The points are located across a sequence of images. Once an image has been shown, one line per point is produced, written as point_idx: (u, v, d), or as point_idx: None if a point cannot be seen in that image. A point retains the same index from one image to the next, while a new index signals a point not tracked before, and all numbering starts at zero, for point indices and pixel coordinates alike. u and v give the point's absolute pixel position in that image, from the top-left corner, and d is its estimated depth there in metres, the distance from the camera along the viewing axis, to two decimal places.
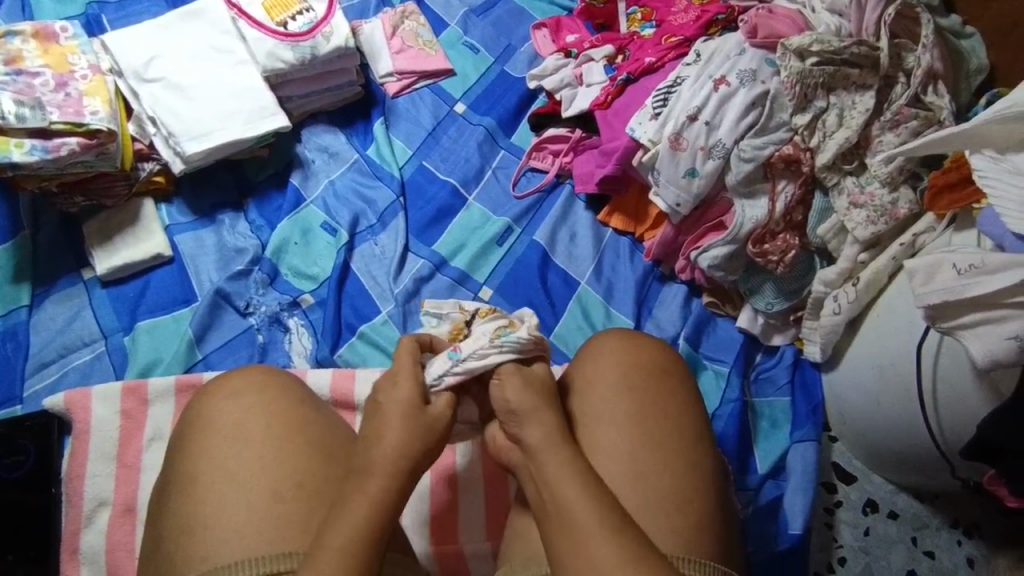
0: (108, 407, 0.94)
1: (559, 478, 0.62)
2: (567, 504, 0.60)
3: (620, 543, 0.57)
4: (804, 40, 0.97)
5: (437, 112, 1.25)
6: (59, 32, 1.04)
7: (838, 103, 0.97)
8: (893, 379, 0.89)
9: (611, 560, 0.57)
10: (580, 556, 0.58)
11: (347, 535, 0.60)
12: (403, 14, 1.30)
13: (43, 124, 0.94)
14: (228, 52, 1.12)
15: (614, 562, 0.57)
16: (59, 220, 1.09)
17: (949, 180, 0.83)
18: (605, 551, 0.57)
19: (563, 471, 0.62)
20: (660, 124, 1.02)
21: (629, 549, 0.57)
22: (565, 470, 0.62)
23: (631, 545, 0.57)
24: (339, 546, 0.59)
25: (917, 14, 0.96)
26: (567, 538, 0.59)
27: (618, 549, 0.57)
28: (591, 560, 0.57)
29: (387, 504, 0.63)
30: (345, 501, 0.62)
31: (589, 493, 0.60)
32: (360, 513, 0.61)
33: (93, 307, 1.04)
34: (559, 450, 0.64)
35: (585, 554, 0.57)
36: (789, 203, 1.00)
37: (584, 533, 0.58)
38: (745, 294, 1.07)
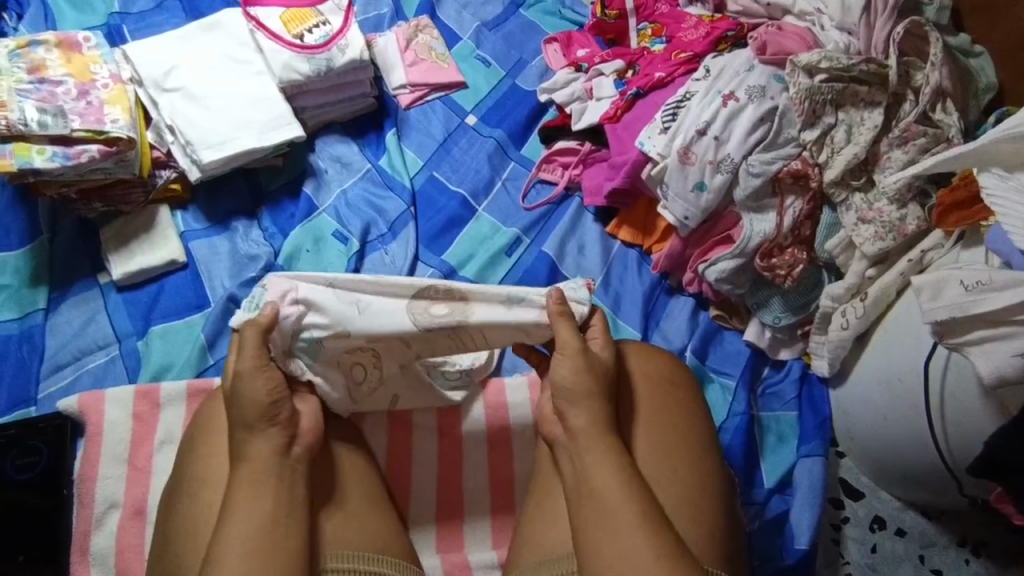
0: (120, 410, 0.95)
1: (602, 469, 0.65)
2: (603, 496, 0.63)
3: (655, 538, 0.60)
4: (813, 57, 0.98)
5: (448, 123, 1.27)
6: (82, 42, 1.06)
7: (846, 119, 0.98)
8: (901, 395, 0.89)
9: (646, 550, 0.59)
10: (618, 543, 0.60)
11: (247, 517, 0.65)
12: (416, 27, 1.32)
13: (65, 132, 0.96)
14: (246, 63, 1.14)
15: (650, 554, 0.59)
16: (78, 225, 1.11)
17: (957, 198, 0.83)
18: (641, 542, 0.60)
19: (604, 461, 0.65)
20: (669, 138, 1.04)
21: (663, 544, 0.60)
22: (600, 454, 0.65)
23: (667, 541, 0.60)
24: (239, 527, 0.64)
25: (926, 32, 0.97)
26: (605, 526, 0.61)
27: (653, 542, 0.59)
28: (627, 549, 0.60)
29: (272, 471, 0.68)
30: (262, 479, 0.67)
31: (628, 485, 0.63)
32: (253, 482, 0.67)
33: (108, 311, 1.06)
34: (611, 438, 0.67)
35: (619, 543, 0.60)
36: (798, 218, 1.00)
37: (621, 523, 0.61)
38: (752, 307, 1.07)
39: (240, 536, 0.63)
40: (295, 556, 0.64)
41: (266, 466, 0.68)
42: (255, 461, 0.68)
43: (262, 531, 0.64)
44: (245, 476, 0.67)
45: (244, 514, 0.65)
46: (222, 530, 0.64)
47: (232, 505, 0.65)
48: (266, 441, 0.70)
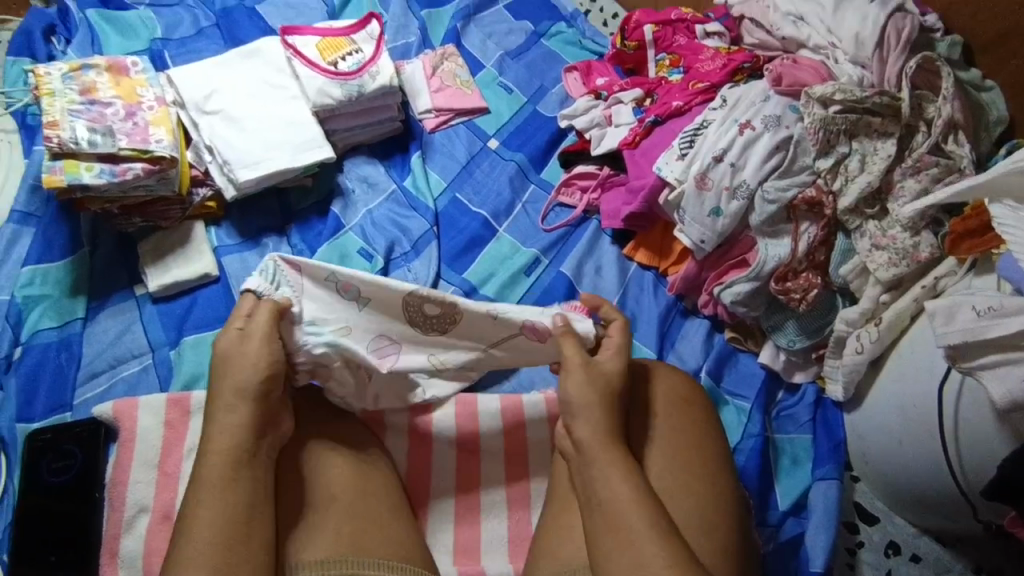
0: (152, 417, 0.98)
1: (611, 479, 0.66)
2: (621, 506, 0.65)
3: (667, 547, 0.61)
4: (827, 89, 1.01)
5: (471, 147, 1.31)
6: (130, 67, 1.13)
7: (860, 149, 1.01)
8: (915, 419, 0.90)
9: (659, 561, 0.61)
10: (630, 553, 0.62)
11: (216, 506, 0.67)
12: (442, 56, 1.38)
13: (112, 150, 1.02)
14: (282, 88, 1.20)
15: (664, 563, 0.61)
16: (117, 239, 1.16)
17: (969, 227, 0.85)
18: (653, 551, 0.61)
19: (612, 470, 0.67)
20: (686, 164, 1.07)
21: (676, 553, 0.61)
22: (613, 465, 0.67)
23: (678, 550, 0.62)
24: (209, 515, 0.67)
25: (938, 67, 1.00)
26: (616, 538, 0.63)
27: (665, 551, 0.61)
28: (639, 559, 0.61)
29: (245, 460, 0.71)
30: (233, 469, 0.70)
31: (636, 495, 0.65)
32: (224, 467, 0.70)
33: (143, 322, 1.10)
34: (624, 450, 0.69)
35: (637, 553, 0.62)
36: (812, 244, 1.03)
37: (633, 533, 0.63)
38: (767, 330, 1.09)
39: (207, 524, 0.66)
40: (259, 548, 0.67)
41: (237, 456, 0.71)
42: (226, 451, 0.70)
43: (227, 521, 0.67)
44: (216, 464, 0.70)
45: (213, 502, 0.68)
46: (195, 512, 0.67)
47: (206, 489, 0.68)
48: (247, 429, 0.72)
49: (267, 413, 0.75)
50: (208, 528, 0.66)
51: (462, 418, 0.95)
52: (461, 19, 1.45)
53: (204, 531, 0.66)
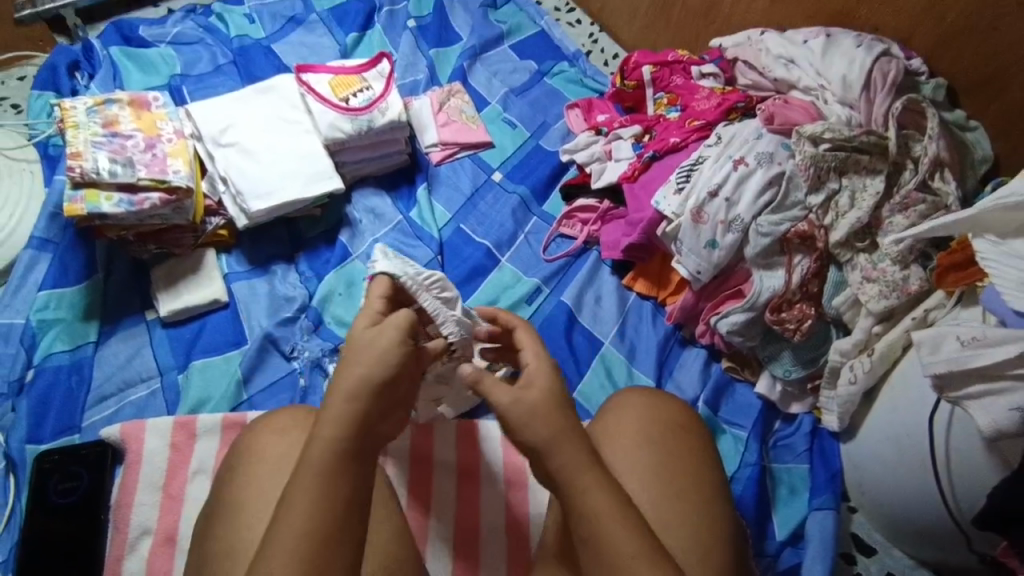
0: (158, 439, 1.00)
1: (595, 508, 0.62)
2: None
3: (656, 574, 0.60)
4: (817, 128, 1.05)
5: (475, 180, 1.36)
6: (151, 102, 1.18)
7: (850, 185, 1.05)
8: (909, 449, 0.91)
9: None
10: None
11: (304, 507, 0.59)
12: (449, 93, 1.43)
13: (132, 181, 1.06)
14: (295, 123, 1.25)
15: None
16: (131, 266, 1.20)
17: (955, 260, 0.88)
18: None
19: (593, 496, 0.63)
20: (683, 199, 1.11)
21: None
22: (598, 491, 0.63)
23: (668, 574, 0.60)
24: (306, 506, 0.59)
25: (923, 108, 1.04)
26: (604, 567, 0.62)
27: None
28: None
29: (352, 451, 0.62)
30: (338, 471, 0.61)
31: (621, 523, 0.62)
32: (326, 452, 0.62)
33: (152, 346, 1.13)
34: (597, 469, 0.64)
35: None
36: (805, 275, 1.05)
37: (622, 563, 0.61)
38: (764, 360, 1.11)
39: (304, 514, 0.59)
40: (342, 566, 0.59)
41: (345, 454, 0.62)
42: (322, 443, 0.62)
43: (318, 527, 0.59)
44: (317, 458, 0.61)
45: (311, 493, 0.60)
46: (294, 498, 0.60)
47: (308, 476, 0.61)
48: (362, 426, 0.64)
49: (384, 411, 0.66)
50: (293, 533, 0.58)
51: (462, 441, 0.99)
52: (467, 57, 1.51)
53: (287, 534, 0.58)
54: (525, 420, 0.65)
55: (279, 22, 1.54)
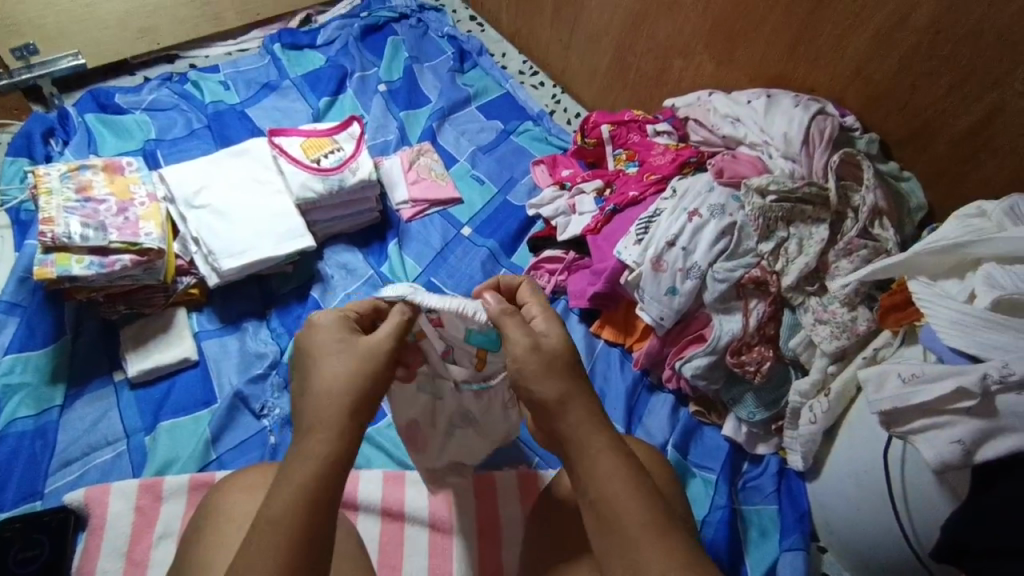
0: (124, 503, 0.99)
1: (608, 472, 0.60)
2: None
3: (668, 546, 0.55)
4: (762, 181, 1.13)
5: (445, 234, 1.40)
6: (125, 166, 1.21)
7: (798, 233, 1.11)
8: (868, 485, 0.93)
9: (658, 562, 0.54)
10: (628, 558, 0.56)
11: (278, 526, 0.56)
12: (418, 152, 1.50)
13: (103, 243, 1.08)
14: (267, 183, 1.28)
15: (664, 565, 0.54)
16: (100, 327, 1.20)
17: (894, 301, 0.94)
18: (651, 553, 0.55)
19: (603, 459, 0.61)
20: (642, 248, 1.16)
21: (679, 550, 0.55)
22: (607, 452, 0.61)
23: (681, 548, 0.56)
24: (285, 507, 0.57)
25: (858, 160, 1.12)
26: (615, 538, 0.57)
27: (666, 549, 0.55)
28: (639, 561, 0.55)
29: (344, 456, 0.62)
30: (318, 491, 0.59)
31: (633, 488, 0.59)
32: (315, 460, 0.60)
33: (119, 408, 1.12)
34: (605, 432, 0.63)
35: (634, 554, 0.55)
36: (761, 319, 1.10)
37: (631, 532, 0.56)
38: (728, 403, 1.15)
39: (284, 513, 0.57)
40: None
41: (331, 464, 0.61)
42: (300, 463, 0.60)
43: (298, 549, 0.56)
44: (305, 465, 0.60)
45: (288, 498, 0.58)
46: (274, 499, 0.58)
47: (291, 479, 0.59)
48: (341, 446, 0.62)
49: (361, 429, 0.65)
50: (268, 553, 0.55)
51: (433, 494, 1.02)
52: (436, 118, 1.58)
53: (260, 554, 0.55)
54: (540, 371, 0.65)
55: (253, 89, 1.60)
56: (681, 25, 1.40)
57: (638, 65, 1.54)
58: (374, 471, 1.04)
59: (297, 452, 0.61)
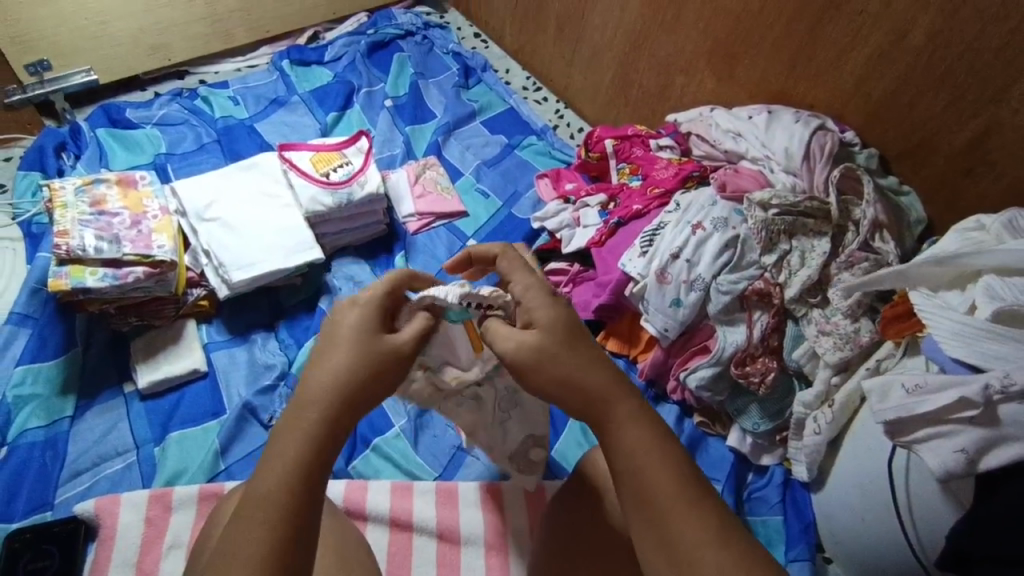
0: (134, 514, 0.99)
1: (637, 447, 0.63)
2: None
3: (698, 516, 0.59)
4: (765, 195, 1.15)
5: (451, 247, 1.42)
6: (138, 180, 1.23)
7: (799, 246, 1.13)
8: (873, 495, 0.94)
9: (689, 530, 0.58)
10: (659, 528, 0.59)
11: (270, 500, 0.56)
12: (424, 165, 1.52)
13: (117, 256, 1.10)
14: (276, 197, 1.29)
15: (694, 533, 0.58)
16: (111, 338, 1.21)
17: (897, 312, 0.96)
18: (681, 522, 0.59)
19: (630, 432, 0.64)
20: (647, 260, 1.17)
21: (709, 519, 0.59)
22: (632, 423, 0.64)
23: (709, 518, 0.59)
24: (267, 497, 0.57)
25: (858, 175, 1.14)
26: (646, 510, 0.60)
27: (696, 519, 0.59)
28: (670, 530, 0.59)
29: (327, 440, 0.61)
30: (314, 466, 0.59)
31: (662, 460, 0.62)
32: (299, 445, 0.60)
33: (129, 419, 1.13)
34: (632, 402, 0.65)
35: (665, 525, 0.59)
36: (765, 330, 1.11)
37: (661, 503, 0.60)
38: (732, 414, 1.16)
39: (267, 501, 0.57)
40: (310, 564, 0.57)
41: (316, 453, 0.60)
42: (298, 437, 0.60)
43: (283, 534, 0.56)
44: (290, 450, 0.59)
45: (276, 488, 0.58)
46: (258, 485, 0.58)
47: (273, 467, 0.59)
48: (342, 424, 0.63)
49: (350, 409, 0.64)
50: (265, 526, 0.55)
51: (441, 505, 1.03)
52: (441, 133, 1.61)
53: (258, 527, 0.55)
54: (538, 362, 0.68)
55: (262, 104, 1.63)
56: (682, 43, 1.43)
57: (640, 82, 1.57)
58: (382, 481, 1.05)
59: (294, 428, 0.61)
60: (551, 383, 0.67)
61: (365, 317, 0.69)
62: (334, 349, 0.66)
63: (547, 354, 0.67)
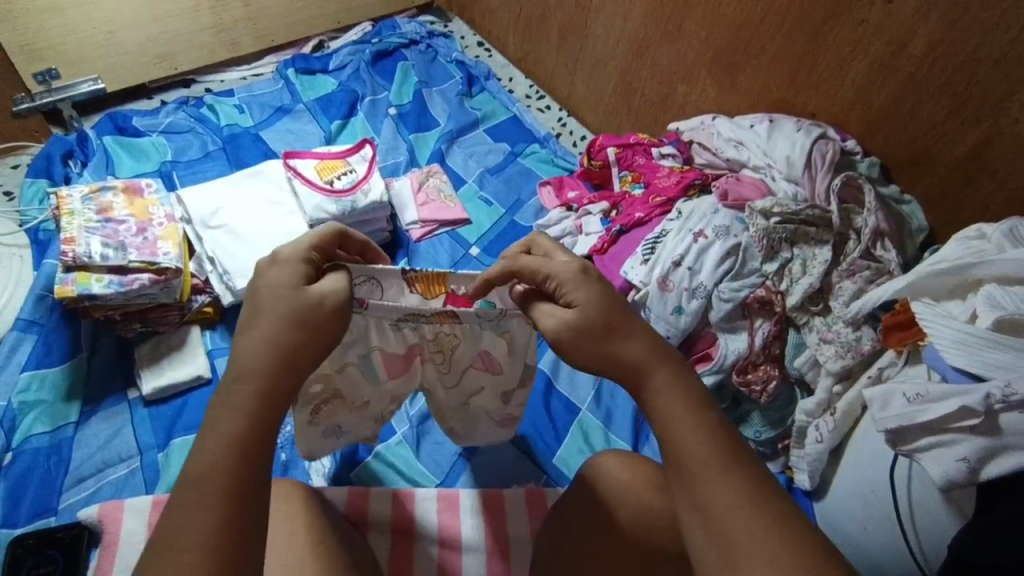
0: (137, 520, 0.99)
1: (671, 414, 0.63)
2: None
3: (731, 483, 0.58)
4: (767, 203, 1.15)
5: (454, 254, 1.43)
6: (144, 188, 1.24)
7: (801, 254, 1.14)
8: (874, 505, 0.94)
9: (722, 496, 0.57)
10: (695, 492, 0.59)
11: (205, 481, 0.53)
12: (428, 173, 1.53)
13: (122, 262, 1.11)
14: (280, 204, 1.31)
15: (728, 499, 0.57)
16: (117, 345, 1.22)
17: (897, 321, 0.96)
18: (714, 489, 0.58)
19: (667, 396, 0.64)
20: (649, 268, 1.18)
21: (741, 487, 0.58)
22: (670, 390, 0.64)
23: (743, 486, 0.58)
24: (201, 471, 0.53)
25: (860, 184, 1.14)
26: (682, 476, 0.60)
27: (729, 486, 0.58)
28: (703, 495, 0.58)
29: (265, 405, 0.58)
30: (253, 441, 0.56)
31: (696, 424, 0.62)
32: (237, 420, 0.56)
33: (133, 425, 1.13)
34: (668, 367, 0.65)
35: (698, 491, 0.59)
36: (767, 338, 1.11)
37: (694, 469, 0.60)
38: (735, 422, 1.17)
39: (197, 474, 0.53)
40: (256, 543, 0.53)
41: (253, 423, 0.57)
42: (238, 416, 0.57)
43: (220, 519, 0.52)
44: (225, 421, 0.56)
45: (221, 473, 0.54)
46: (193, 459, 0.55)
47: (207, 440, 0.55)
48: (280, 392, 0.60)
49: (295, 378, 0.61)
50: (205, 509, 0.52)
51: (442, 514, 1.03)
52: (445, 141, 1.62)
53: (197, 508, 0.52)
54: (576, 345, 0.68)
55: (267, 112, 1.64)
56: (683, 52, 1.44)
57: (642, 90, 1.58)
58: (383, 489, 1.04)
59: (229, 404, 0.57)
60: (598, 359, 0.67)
61: (291, 273, 0.65)
62: (260, 318, 0.62)
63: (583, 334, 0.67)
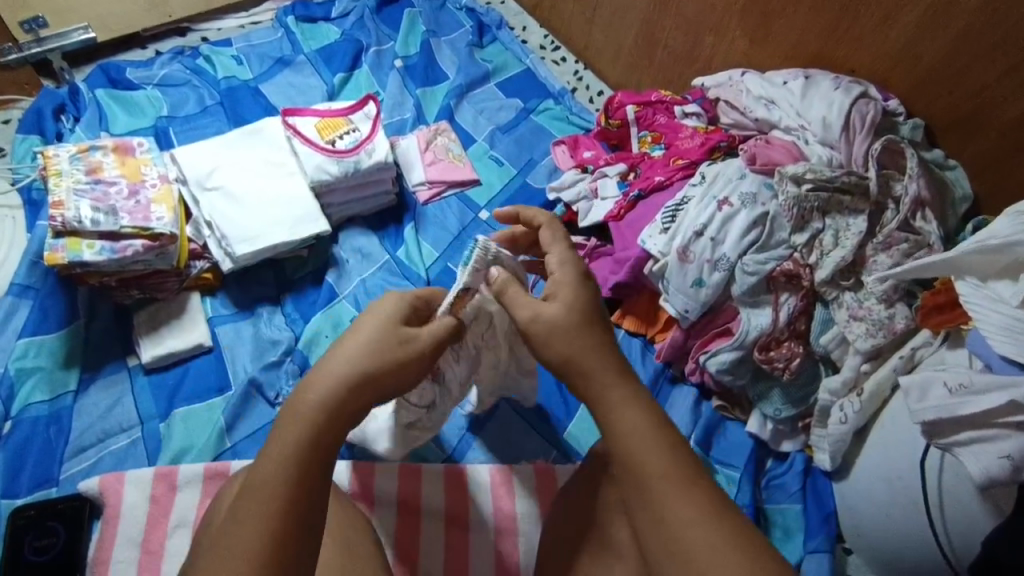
0: (139, 493, 0.97)
1: (634, 430, 0.61)
2: None
3: (693, 501, 0.58)
4: (799, 169, 1.07)
5: (463, 218, 1.36)
6: (136, 147, 1.18)
7: (833, 225, 1.06)
8: (901, 490, 0.90)
9: (685, 513, 0.57)
10: (656, 509, 0.58)
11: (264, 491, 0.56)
12: (436, 131, 1.45)
13: (115, 228, 1.06)
14: (280, 166, 1.24)
15: (690, 516, 0.57)
16: (114, 311, 1.18)
17: (938, 302, 0.89)
18: (677, 507, 0.57)
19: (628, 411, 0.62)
20: (669, 237, 1.11)
21: (703, 504, 0.58)
22: (623, 406, 0.62)
23: (705, 502, 0.58)
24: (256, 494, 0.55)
25: (902, 148, 1.06)
26: (643, 493, 0.59)
27: (692, 503, 0.57)
28: (664, 514, 0.58)
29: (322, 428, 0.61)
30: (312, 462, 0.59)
31: (656, 438, 0.61)
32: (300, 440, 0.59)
33: (133, 393, 1.11)
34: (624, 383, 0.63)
35: (662, 509, 0.58)
36: (792, 314, 1.05)
37: (658, 487, 0.58)
38: (753, 399, 1.11)
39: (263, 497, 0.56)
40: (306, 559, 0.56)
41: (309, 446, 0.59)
42: (314, 442, 0.60)
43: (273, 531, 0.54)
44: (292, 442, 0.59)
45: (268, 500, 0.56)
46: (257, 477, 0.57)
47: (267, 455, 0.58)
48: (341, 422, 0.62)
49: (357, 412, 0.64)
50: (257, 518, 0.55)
51: (450, 491, 1.00)
52: (454, 96, 1.53)
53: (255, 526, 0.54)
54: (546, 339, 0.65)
55: (267, 64, 1.56)
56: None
57: (666, 41, 1.46)
58: (388, 463, 1.01)
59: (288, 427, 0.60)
60: (560, 361, 0.65)
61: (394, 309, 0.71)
62: (351, 341, 0.67)
63: (558, 331, 0.65)
